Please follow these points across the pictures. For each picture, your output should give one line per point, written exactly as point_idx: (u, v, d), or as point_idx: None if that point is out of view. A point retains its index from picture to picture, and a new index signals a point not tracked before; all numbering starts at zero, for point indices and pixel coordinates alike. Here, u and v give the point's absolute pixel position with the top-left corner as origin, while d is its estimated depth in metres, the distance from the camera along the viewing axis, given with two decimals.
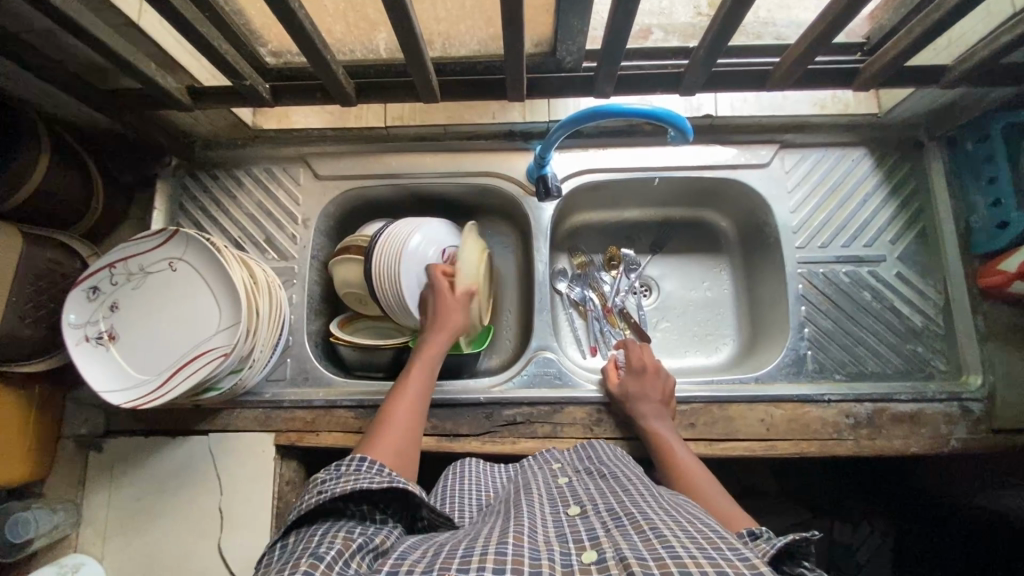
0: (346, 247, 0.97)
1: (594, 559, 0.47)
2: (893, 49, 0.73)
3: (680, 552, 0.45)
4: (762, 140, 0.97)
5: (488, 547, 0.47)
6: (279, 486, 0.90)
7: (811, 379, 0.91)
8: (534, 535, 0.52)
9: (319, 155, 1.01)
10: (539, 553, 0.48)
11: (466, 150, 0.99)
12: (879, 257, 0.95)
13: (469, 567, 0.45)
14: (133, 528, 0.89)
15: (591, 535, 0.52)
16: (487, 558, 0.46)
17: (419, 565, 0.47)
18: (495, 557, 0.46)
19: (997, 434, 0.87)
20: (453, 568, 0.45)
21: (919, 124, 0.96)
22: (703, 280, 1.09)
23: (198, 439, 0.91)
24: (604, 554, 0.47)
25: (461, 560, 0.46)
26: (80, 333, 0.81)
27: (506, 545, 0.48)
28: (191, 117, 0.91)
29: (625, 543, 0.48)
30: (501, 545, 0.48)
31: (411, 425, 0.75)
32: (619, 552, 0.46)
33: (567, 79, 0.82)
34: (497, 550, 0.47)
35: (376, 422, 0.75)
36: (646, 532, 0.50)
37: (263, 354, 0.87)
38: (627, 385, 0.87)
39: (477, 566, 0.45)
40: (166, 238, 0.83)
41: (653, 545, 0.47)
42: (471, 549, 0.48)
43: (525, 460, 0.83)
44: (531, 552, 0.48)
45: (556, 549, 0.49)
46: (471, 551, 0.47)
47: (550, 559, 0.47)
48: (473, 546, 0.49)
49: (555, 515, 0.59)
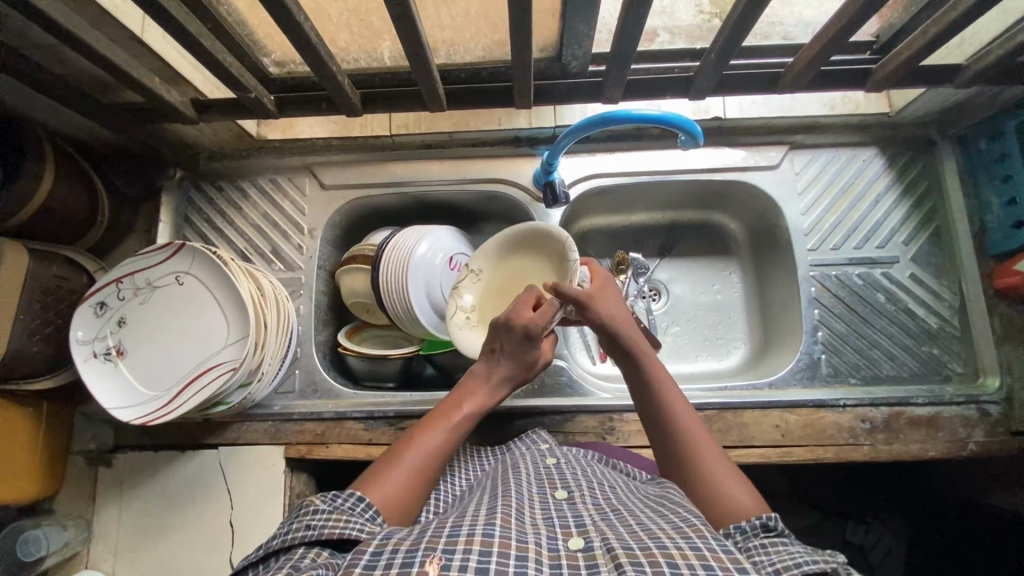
0: (353, 257, 0.97)
1: (581, 546, 0.47)
2: (907, 50, 0.72)
3: (666, 543, 0.46)
4: (771, 142, 0.96)
5: (475, 527, 0.47)
6: (290, 498, 0.90)
7: (827, 384, 0.90)
8: (522, 517, 0.51)
9: (323, 164, 1.00)
10: (526, 536, 0.48)
11: (472, 157, 0.98)
12: (892, 258, 0.94)
13: (456, 548, 0.45)
14: (144, 543, 0.88)
15: (579, 521, 0.51)
16: (473, 540, 0.46)
17: (405, 543, 0.47)
18: (482, 538, 0.46)
19: (1015, 436, 0.85)
20: (438, 550, 0.45)
21: (930, 122, 0.95)
22: (713, 283, 1.08)
23: (208, 453, 0.90)
24: (591, 542, 0.47)
25: (448, 539, 0.46)
26: (88, 349, 0.81)
27: (494, 525, 0.47)
28: (195, 129, 0.90)
29: (612, 533, 0.48)
30: (490, 525, 0.48)
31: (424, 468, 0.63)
32: (607, 543, 0.46)
33: (574, 84, 0.81)
34: (485, 530, 0.47)
35: (394, 449, 0.65)
36: (633, 526, 0.50)
37: (272, 367, 0.87)
38: (597, 304, 0.73)
39: (464, 548, 0.45)
40: (173, 251, 0.83)
41: (640, 536, 0.47)
42: (458, 529, 0.48)
43: (513, 447, 0.80)
44: (519, 534, 0.47)
45: (543, 533, 0.49)
46: (458, 531, 0.47)
47: (537, 542, 0.47)
48: (461, 525, 0.48)
49: (541, 496, 0.57)
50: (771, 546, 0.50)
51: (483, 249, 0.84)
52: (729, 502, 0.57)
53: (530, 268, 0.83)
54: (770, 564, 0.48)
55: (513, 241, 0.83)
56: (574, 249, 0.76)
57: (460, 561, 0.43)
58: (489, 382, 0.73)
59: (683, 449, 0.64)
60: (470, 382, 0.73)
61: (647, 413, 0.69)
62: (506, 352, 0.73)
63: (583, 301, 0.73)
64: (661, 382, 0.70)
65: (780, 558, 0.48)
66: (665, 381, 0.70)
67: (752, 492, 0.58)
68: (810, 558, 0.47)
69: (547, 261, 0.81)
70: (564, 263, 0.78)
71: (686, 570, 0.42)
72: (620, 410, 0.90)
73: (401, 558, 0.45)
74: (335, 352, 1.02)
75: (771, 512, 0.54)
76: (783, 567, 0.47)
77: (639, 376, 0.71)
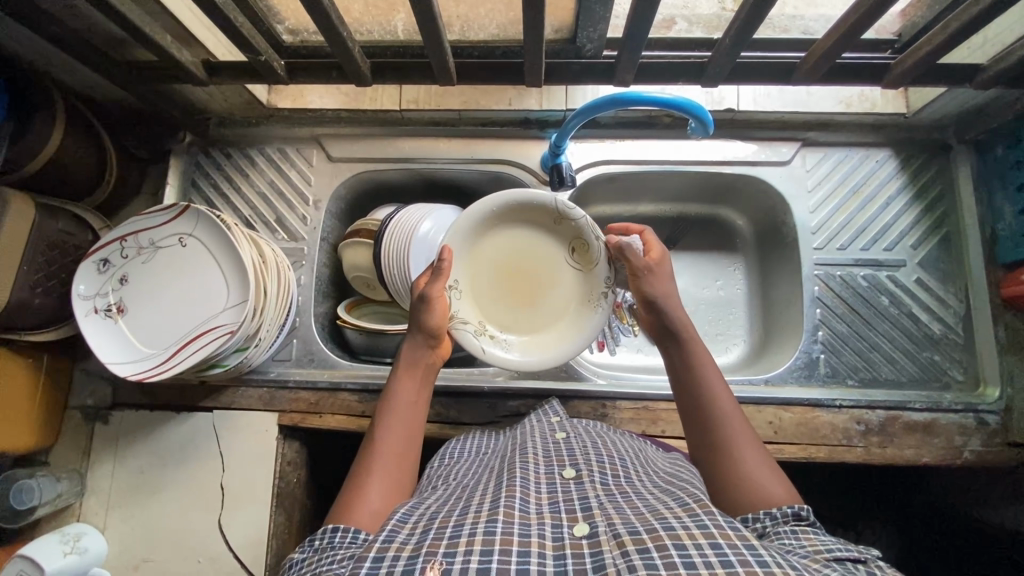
0: (357, 231, 0.97)
1: (586, 532, 0.46)
2: (927, 46, 0.70)
3: (673, 523, 0.45)
4: (785, 137, 0.95)
5: (477, 526, 0.47)
6: (281, 466, 0.90)
7: (824, 384, 0.89)
8: (527, 508, 0.50)
9: (332, 136, 1.00)
10: (529, 528, 0.47)
11: (481, 136, 0.98)
12: (899, 262, 0.93)
13: (457, 550, 0.44)
14: (136, 500, 0.90)
15: (585, 504, 0.50)
16: (474, 540, 0.45)
17: (407, 548, 0.46)
18: (484, 538, 0.45)
19: (1012, 447, 0.84)
20: (439, 553, 0.44)
21: (948, 126, 0.93)
22: (717, 278, 1.07)
23: (202, 415, 0.91)
24: (597, 528, 0.46)
25: (449, 541, 0.46)
26: (89, 305, 0.82)
27: (497, 521, 0.47)
28: (205, 93, 0.90)
29: (619, 517, 0.48)
30: (492, 522, 0.47)
31: (391, 472, 0.61)
32: (613, 527, 0.46)
33: (586, 65, 0.79)
34: (487, 528, 0.46)
35: (354, 472, 0.61)
36: (639, 508, 0.50)
37: (270, 332, 0.87)
38: (649, 282, 0.72)
39: (465, 549, 0.44)
40: (177, 213, 0.83)
41: (646, 518, 0.47)
42: (460, 528, 0.47)
43: (522, 428, 0.74)
44: (522, 528, 0.47)
45: (547, 522, 0.48)
46: (460, 531, 0.47)
47: (540, 535, 0.46)
48: (463, 524, 0.48)
49: (549, 477, 0.57)
50: (802, 533, 0.49)
51: (454, 256, 0.78)
52: (759, 486, 0.56)
53: (517, 244, 0.81)
54: (799, 545, 0.47)
55: (485, 223, 0.79)
56: (567, 203, 0.77)
57: (461, 564, 0.43)
58: (422, 361, 0.71)
59: (718, 439, 0.61)
60: (403, 366, 0.70)
61: (680, 395, 0.67)
62: (411, 327, 0.73)
63: (639, 272, 0.73)
64: (704, 369, 0.67)
65: (811, 543, 0.47)
66: (706, 361, 0.67)
67: (783, 482, 0.56)
68: (842, 546, 0.46)
69: (535, 229, 0.81)
70: (558, 223, 0.79)
71: (695, 551, 0.42)
72: (614, 397, 0.90)
73: (403, 565, 0.44)
74: (334, 324, 1.02)
75: (802, 502, 0.54)
76: (815, 550, 0.46)
77: (680, 357, 0.68)
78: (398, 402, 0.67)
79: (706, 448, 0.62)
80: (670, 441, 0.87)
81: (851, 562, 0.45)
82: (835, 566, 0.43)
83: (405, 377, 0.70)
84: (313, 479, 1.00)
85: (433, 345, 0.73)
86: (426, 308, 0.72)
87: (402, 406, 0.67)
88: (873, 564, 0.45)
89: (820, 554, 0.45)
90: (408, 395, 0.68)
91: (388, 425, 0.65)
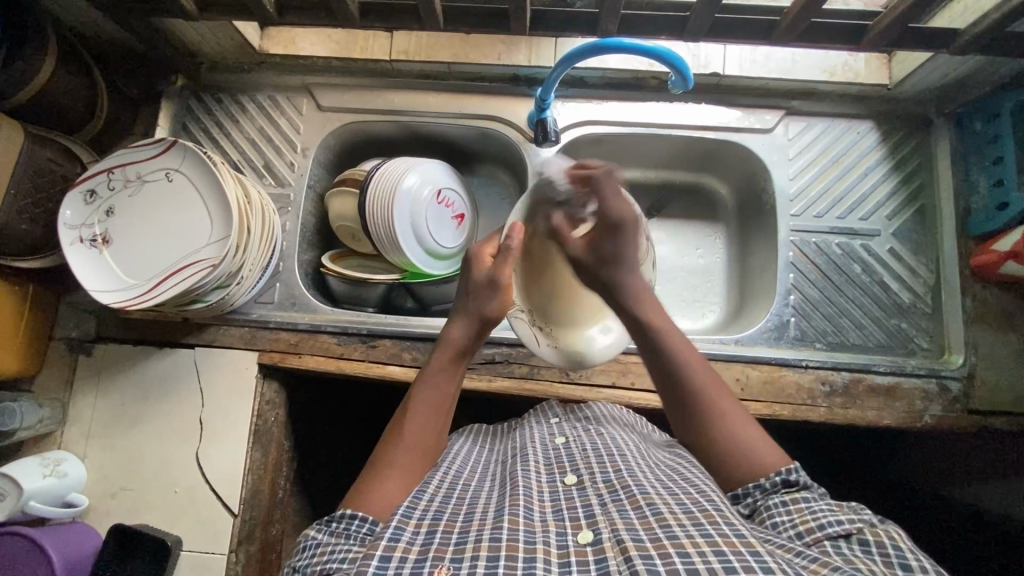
0: (343, 181, 0.99)
1: (590, 540, 0.47)
2: (903, 4, 0.71)
3: (677, 531, 0.46)
4: (768, 105, 0.96)
5: (482, 533, 0.48)
6: (259, 404, 0.92)
7: (792, 346, 0.91)
8: (530, 515, 0.50)
9: (322, 85, 1.01)
10: (534, 535, 0.48)
11: (470, 92, 0.99)
12: (873, 231, 0.95)
13: (463, 557, 0.45)
14: (118, 431, 0.92)
15: (588, 513, 0.51)
16: (480, 547, 0.46)
17: (413, 551, 0.47)
18: (490, 545, 0.46)
19: (971, 414, 0.86)
20: (446, 559, 0.45)
21: (929, 100, 0.95)
22: (698, 247, 1.09)
23: (185, 351, 0.93)
24: (600, 535, 0.47)
25: (455, 548, 0.46)
26: (76, 234, 0.83)
27: (502, 529, 0.48)
28: (198, 32, 0.91)
29: (622, 523, 0.48)
30: (497, 530, 0.48)
31: (415, 459, 0.60)
32: (617, 533, 0.46)
33: (572, 15, 0.80)
34: (492, 535, 0.47)
35: (374, 455, 0.61)
36: (643, 509, 0.50)
37: (251, 274, 0.89)
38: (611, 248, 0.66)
39: (470, 556, 0.45)
40: (166, 147, 0.84)
41: (649, 524, 0.47)
42: (466, 535, 0.48)
43: (522, 432, 0.76)
44: (527, 535, 0.47)
45: (551, 531, 0.49)
46: (465, 538, 0.48)
47: (546, 542, 0.47)
48: (468, 531, 0.49)
49: (552, 485, 0.57)
50: (793, 505, 0.52)
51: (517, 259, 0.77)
52: (744, 456, 0.57)
53: None
54: (791, 524, 0.51)
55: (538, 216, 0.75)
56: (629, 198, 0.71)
57: (468, 568, 0.44)
58: (466, 348, 0.69)
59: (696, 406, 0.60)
60: (447, 348, 0.68)
61: (648, 361, 0.65)
62: (467, 310, 0.70)
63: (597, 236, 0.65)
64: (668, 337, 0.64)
65: (800, 518, 0.51)
66: (645, 303, 0.66)
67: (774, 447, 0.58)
68: (833, 519, 0.49)
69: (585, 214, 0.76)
70: None
71: (698, 559, 0.42)
72: None
73: (409, 569, 0.45)
74: (318, 272, 1.04)
75: (794, 466, 0.55)
76: (807, 530, 0.50)
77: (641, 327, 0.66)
78: (435, 387, 0.66)
79: (681, 400, 0.61)
80: (637, 393, 0.90)
81: (842, 537, 0.48)
82: (823, 550, 0.47)
83: (448, 362, 0.68)
84: (292, 422, 1.02)
85: (482, 333, 0.71)
86: (494, 293, 0.69)
87: (434, 391, 0.66)
88: (862, 531, 0.48)
89: (812, 534, 0.49)
90: (445, 382, 0.67)
91: (417, 411, 0.63)
